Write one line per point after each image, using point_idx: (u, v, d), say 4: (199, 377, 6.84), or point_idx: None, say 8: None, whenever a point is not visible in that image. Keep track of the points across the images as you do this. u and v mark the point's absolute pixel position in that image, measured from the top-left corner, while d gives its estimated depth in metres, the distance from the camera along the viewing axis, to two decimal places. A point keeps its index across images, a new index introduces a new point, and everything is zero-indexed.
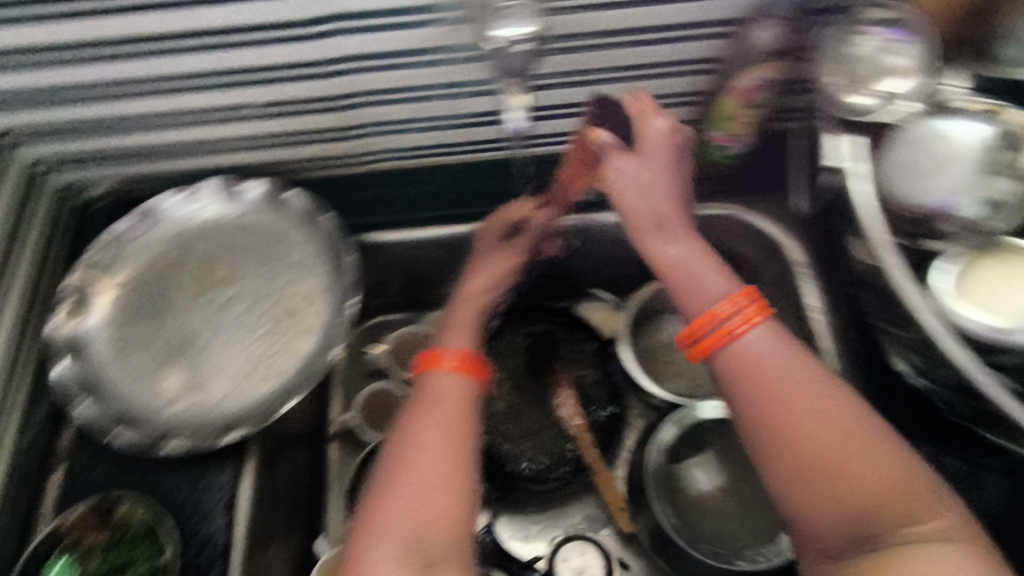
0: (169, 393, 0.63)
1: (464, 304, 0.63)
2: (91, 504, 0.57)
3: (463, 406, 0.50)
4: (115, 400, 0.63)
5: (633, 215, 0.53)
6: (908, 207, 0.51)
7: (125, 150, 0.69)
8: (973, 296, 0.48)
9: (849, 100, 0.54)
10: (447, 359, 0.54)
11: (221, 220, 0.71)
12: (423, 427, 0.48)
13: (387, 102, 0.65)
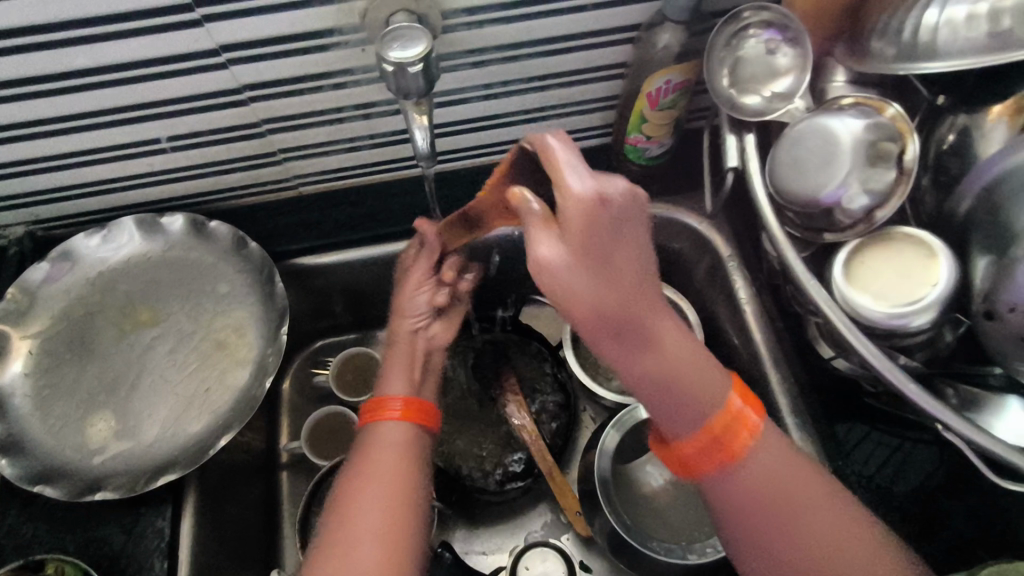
0: (98, 440, 0.62)
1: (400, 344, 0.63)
2: (16, 565, 0.54)
3: (405, 454, 0.54)
4: (40, 453, 0.60)
5: (582, 319, 0.47)
6: (800, 203, 0.52)
7: (34, 191, 0.67)
8: (868, 287, 0.50)
9: (744, 101, 0.56)
10: (392, 405, 0.57)
11: (143, 257, 0.70)
12: (368, 475, 0.52)
13: (301, 126, 0.64)
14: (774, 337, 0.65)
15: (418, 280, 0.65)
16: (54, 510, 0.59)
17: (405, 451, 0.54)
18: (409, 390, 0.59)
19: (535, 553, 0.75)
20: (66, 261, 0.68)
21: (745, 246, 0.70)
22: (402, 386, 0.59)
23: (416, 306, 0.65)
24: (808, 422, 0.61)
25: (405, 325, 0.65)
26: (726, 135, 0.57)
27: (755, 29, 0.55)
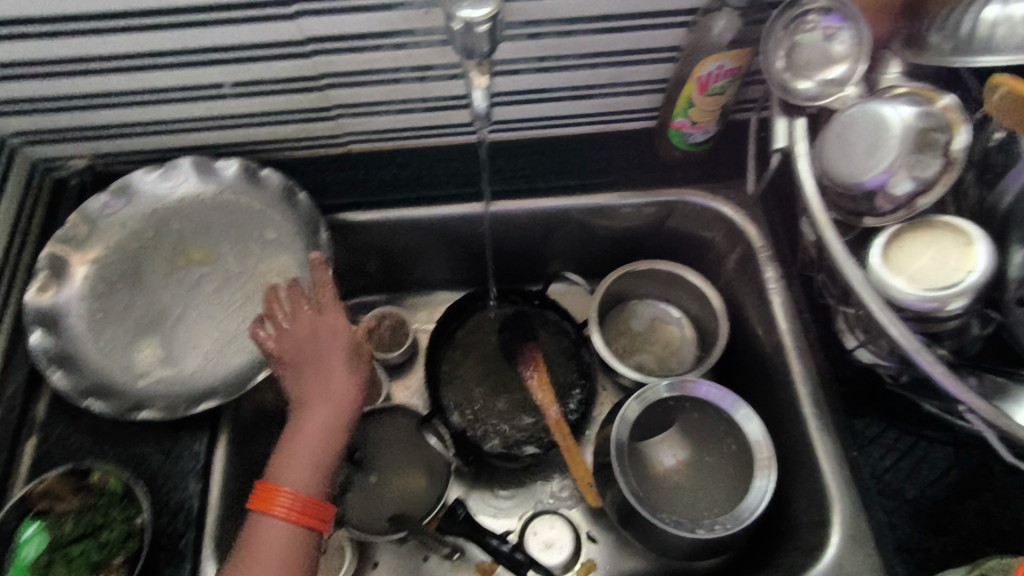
0: (144, 365, 0.65)
1: (305, 436, 0.55)
2: (64, 471, 0.57)
3: (285, 563, 0.49)
4: (90, 372, 0.64)
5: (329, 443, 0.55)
6: (846, 185, 0.53)
7: (99, 125, 0.70)
8: (903, 271, 0.51)
9: (796, 86, 0.58)
10: (281, 500, 0.51)
11: (197, 198, 0.72)
12: (255, 567, 0.49)
13: (358, 84, 0.67)
14: (799, 328, 0.67)
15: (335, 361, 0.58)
16: (99, 425, 0.62)
17: (285, 559, 0.49)
18: (305, 483, 0.53)
19: (545, 520, 0.77)
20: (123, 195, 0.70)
21: (780, 238, 0.71)
22: (299, 476, 0.53)
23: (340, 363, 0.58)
24: (824, 412, 0.63)
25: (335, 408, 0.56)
26: (778, 118, 0.59)
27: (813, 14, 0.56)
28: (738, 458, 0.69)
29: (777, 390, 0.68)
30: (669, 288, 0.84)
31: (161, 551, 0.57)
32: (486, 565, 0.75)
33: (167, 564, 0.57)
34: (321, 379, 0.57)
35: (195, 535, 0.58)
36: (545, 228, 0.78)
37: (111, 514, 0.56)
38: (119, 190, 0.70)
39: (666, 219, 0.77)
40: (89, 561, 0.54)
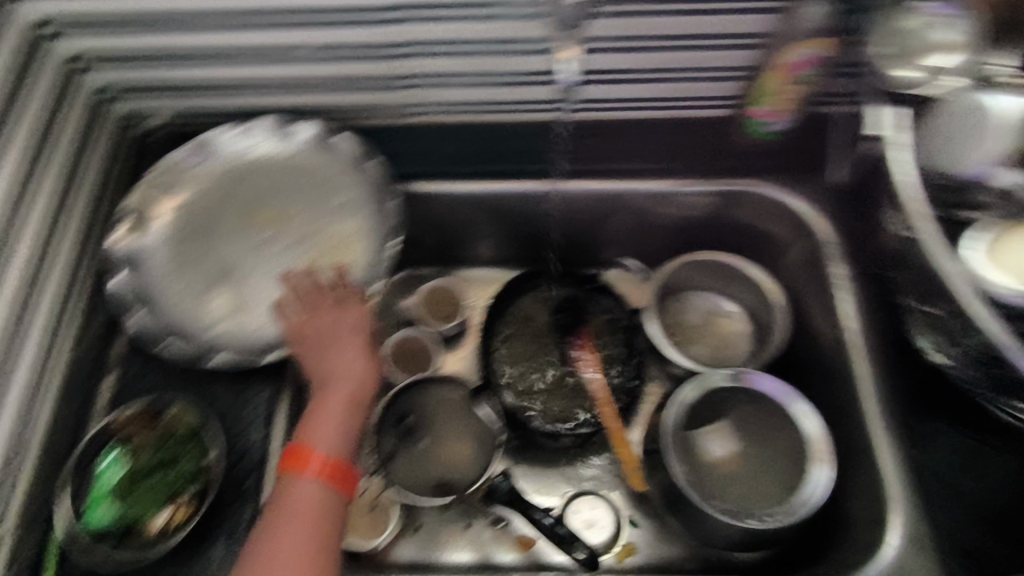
0: (217, 313, 0.68)
1: (333, 411, 0.58)
2: (143, 404, 0.61)
3: (319, 514, 0.51)
4: (168, 315, 0.67)
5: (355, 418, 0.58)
6: (948, 173, 0.60)
7: (183, 83, 0.72)
8: (1002, 261, 0.55)
9: (896, 74, 0.58)
10: (313, 460, 0.54)
11: (273, 159, 0.74)
12: (288, 521, 0.51)
13: (436, 55, 0.67)
14: (865, 327, 0.66)
15: (352, 341, 0.63)
16: None
17: (319, 512, 0.52)
18: (337, 445, 0.55)
19: (589, 500, 0.78)
20: (203, 151, 0.71)
21: (850, 235, 0.70)
22: (332, 439, 0.55)
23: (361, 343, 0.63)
24: (886, 411, 0.62)
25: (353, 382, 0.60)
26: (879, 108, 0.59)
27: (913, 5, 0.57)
28: (789, 453, 0.68)
29: (837, 387, 0.67)
30: (725, 281, 0.82)
31: (228, 490, 0.60)
32: (528, 540, 0.75)
33: (234, 502, 0.59)
34: (344, 360, 0.61)
35: (258, 478, 0.61)
36: (613, 212, 0.78)
37: (183, 450, 0.59)
38: (200, 145, 0.71)
39: (732, 209, 0.76)
40: (166, 489, 0.58)
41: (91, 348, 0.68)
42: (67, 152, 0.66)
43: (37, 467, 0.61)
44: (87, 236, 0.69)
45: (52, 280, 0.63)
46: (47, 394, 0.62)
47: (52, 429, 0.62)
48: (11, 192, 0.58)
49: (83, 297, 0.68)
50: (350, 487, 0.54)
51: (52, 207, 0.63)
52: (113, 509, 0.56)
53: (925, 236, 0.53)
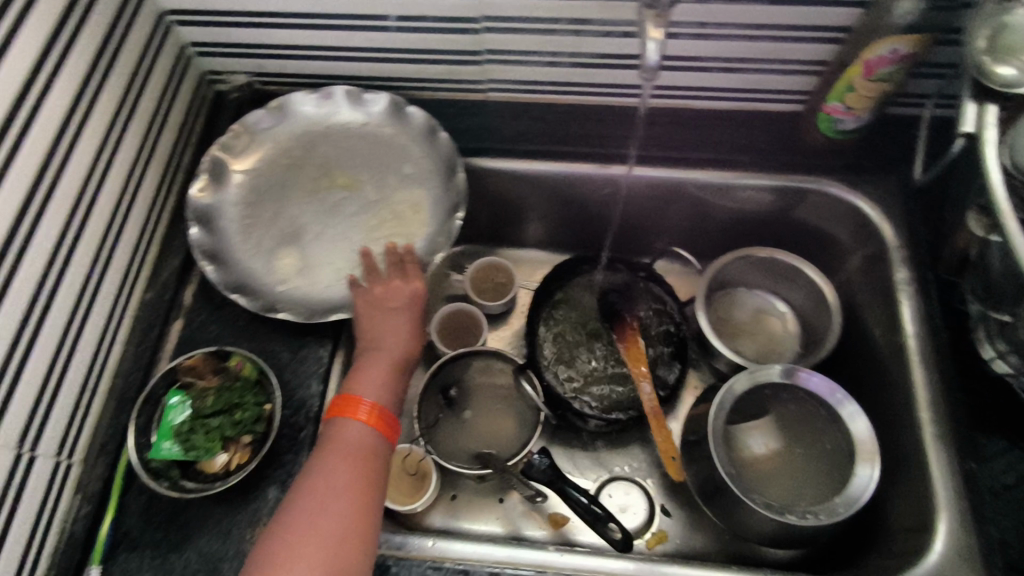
0: (283, 272, 0.71)
1: (381, 375, 0.59)
2: (210, 351, 0.63)
3: (366, 457, 0.53)
4: (237, 270, 0.69)
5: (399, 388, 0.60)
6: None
7: (266, 46, 0.75)
8: None
9: (999, 71, 0.55)
10: (362, 408, 0.56)
11: (346, 125, 0.76)
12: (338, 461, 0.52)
13: (514, 32, 0.69)
14: (927, 333, 0.64)
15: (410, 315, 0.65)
16: (236, 319, 0.68)
17: (366, 455, 0.53)
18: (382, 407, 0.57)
19: (622, 486, 0.79)
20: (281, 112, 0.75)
21: (917, 241, 0.69)
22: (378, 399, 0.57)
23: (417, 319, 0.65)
24: (942, 421, 0.61)
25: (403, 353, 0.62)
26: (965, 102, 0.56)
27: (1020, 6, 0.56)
28: (834, 454, 0.68)
29: (891, 392, 0.66)
30: (777, 281, 0.81)
31: (282, 439, 0.62)
32: (559, 519, 0.76)
33: (288, 451, 0.62)
34: (399, 331, 0.63)
35: (312, 430, 0.63)
36: (673, 203, 0.77)
37: (245, 397, 0.61)
38: (278, 108, 0.74)
39: (792, 208, 0.75)
40: (223, 435, 0.60)
41: (162, 292, 0.71)
42: (151, 105, 0.70)
43: (108, 398, 0.65)
44: (161, 185, 0.72)
45: (128, 225, 0.67)
46: (120, 330, 0.67)
47: (122, 364, 0.66)
48: (101, 137, 0.62)
49: (155, 243, 0.72)
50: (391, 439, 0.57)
51: (133, 157, 0.67)
52: (172, 449, 0.58)
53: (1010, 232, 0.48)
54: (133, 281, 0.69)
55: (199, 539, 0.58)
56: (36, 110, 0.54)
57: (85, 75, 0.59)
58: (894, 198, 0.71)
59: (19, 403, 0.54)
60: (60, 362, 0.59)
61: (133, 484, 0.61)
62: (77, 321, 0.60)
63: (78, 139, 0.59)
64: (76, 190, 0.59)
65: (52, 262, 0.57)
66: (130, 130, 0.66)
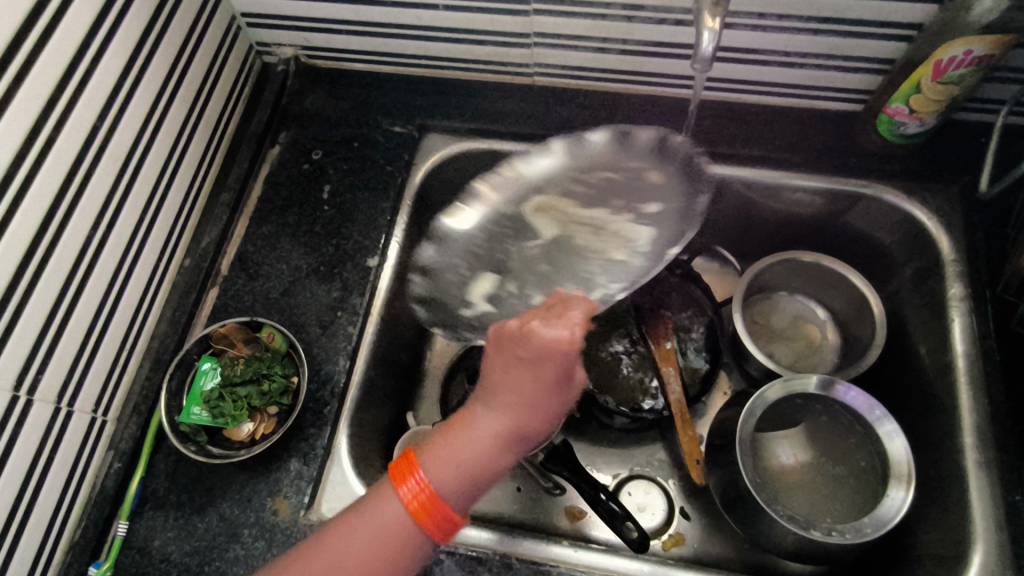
0: (476, 294, 0.69)
1: (462, 445, 0.49)
2: (242, 321, 0.64)
3: (398, 528, 0.47)
4: (442, 288, 0.69)
5: (478, 466, 0.49)
6: None
7: (315, 18, 0.75)
8: None
9: None
10: (411, 483, 0.48)
11: (604, 163, 0.72)
12: (368, 519, 0.48)
13: (564, 15, 0.67)
14: (978, 355, 0.61)
15: (538, 377, 0.49)
16: (268, 291, 0.69)
17: (398, 529, 0.47)
18: (441, 485, 0.48)
19: (642, 484, 0.77)
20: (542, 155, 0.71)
21: (979, 255, 0.65)
22: (440, 474, 0.48)
23: (542, 387, 0.49)
24: (988, 449, 0.58)
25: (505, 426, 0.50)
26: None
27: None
28: (867, 472, 0.65)
29: (935, 414, 0.63)
30: (821, 288, 0.78)
31: (307, 413, 0.63)
32: (577, 511, 0.75)
33: (312, 425, 0.62)
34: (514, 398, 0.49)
35: (337, 406, 0.63)
36: (717, 201, 0.75)
37: (273, 368, 0.62)
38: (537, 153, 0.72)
39: (842, 212, 0.72)
40: (250, 405, 0.61)
41: (200, 260, 0.72)
42: (199, 75, 0.70)
43: (143, 360, 0.66)
44: (205, 152, 0.73)
45: (172, 192, 0.68)
46: (157, 293, 0.68)
47: (158, 328, 0.68)
48: (150, 106, 0.63)
49: (196, 211, 0.73)
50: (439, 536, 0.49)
51: (179, 125, 0.68)
52: (202, 414, 0.60)
53: None
54: (173, 246, 0.70)
55: (221, 504, 0.59)
56: (90, 73, 0.55)
57: (138, 42, 0.60)
58: (952, 208, 0.67)
59: (60, 359, 0.55)
60: (100, 322, 0.60)
61: (161, 445, 0.63)
62: (117, 284, 0.62)
63: (129, 106, 0.60)
64: (124, 154, 0.60)
65: (98, 225, 0.58)
66: (178, 99, 0.67)
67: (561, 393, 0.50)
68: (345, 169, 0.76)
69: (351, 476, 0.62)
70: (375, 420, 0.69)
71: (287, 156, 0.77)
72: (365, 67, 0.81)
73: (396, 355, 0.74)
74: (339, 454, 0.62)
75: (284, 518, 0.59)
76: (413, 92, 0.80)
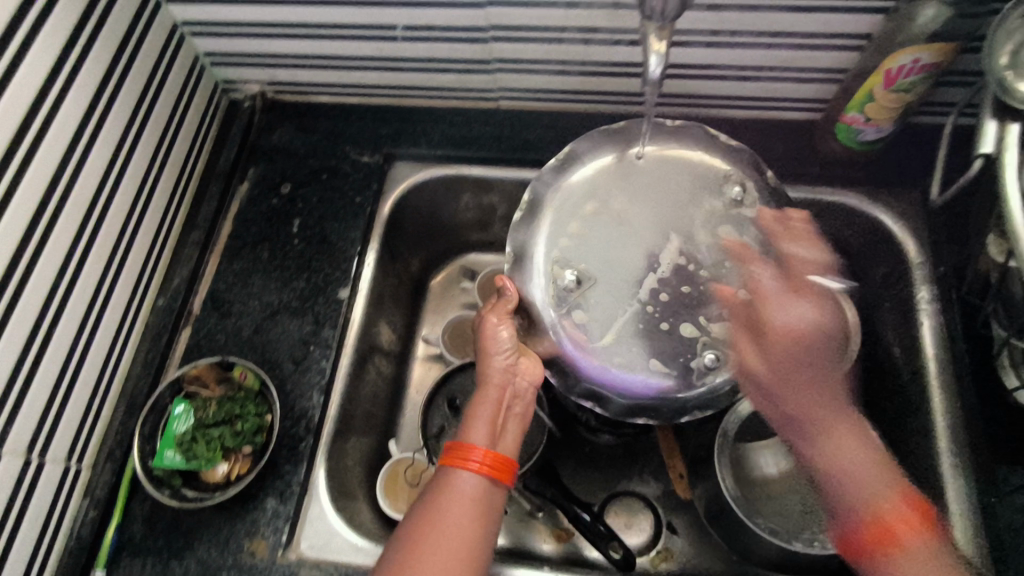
0: (604, 321, 0.65)
1: (476, 408, 0.59)
2: (213, 360, 0.63)
3: (480, 489, 0.54)
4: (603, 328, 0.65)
5: (485, 414, 0.58)
6: None
7: (276, 55, 0.75)
8: None
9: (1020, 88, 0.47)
10: (474, 455, 0.54)
11: (584, 188, 0.70)
12: (450, 497, 0.52)
13: (522, 41, 0.67)
14: (948, 357, 0.61)
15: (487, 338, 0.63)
16: (240, 328, 0.69)
17: (479, 490, 0.54)
18: (480, 436, 0.56)
19: (627, 502, 0.76)
20: (521, 270, 0.68)
21: (942, 258, 0.65)
22: (475, 431, 0.57)
23: (492, 339, 0.62)
24: (961, 452, 0.58)
25: (484, 383, 0.60)
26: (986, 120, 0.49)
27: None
28: None
29: (909, 417, 0.63)
30: None
31: (283, 450, 0.63)
32: (563, 532, 0.74)
33: (287, 463, 0.62)
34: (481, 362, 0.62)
35: (312, 442, 0.63)
36: None
37: (246, 407, 0.62)
38: (514, 262, 0.68)
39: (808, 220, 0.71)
40: (223, 446, 0.61)
41: (173, 300, 0.72)
42: (164, 115, 0.71)
43: (117, 404, 0.66)
44: (173, 191, 0.73)
45: (140, 234, 0.68)
46: (129, 338, 0.68)
47: (130, 371, 0.68)
48: (113, 150, 0.63)
49: (166, 252, 0.73)
50: (512, 472, 0.55)
51: (145, 167, 0.68)
52: (175, 458, 0.59)
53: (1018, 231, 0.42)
54: (144, 289, 0.70)
55: (198, 547, 0.59)
56: (47, 125, 0.55)
57: (98, 88, 0.61)
58: (915, 213, 0.68)
59: (29, 412, 0.55)
60: (69, 371, 0.60)
61: (138, 490, 0.62)
62: (86, 330, 0.62)
63: (90, 152, 0.60)
64: (88, 200, 0.60)
65: (63, 273, 0.58)
66: (142, 142, 0.67)
67: (498, 335, 0.62)
68: (315, 202, 0.76)
69: (329, 510, 0.61)
70: (353, 451, 0.69)
71: (256, 191, 0.77)
72: (331, 99, 0.82)
73: (373, 384, 0.74)
74: (317, 489, 0.62)
75: (262, 558, 0.59)
76: (379, 121, 0.80)
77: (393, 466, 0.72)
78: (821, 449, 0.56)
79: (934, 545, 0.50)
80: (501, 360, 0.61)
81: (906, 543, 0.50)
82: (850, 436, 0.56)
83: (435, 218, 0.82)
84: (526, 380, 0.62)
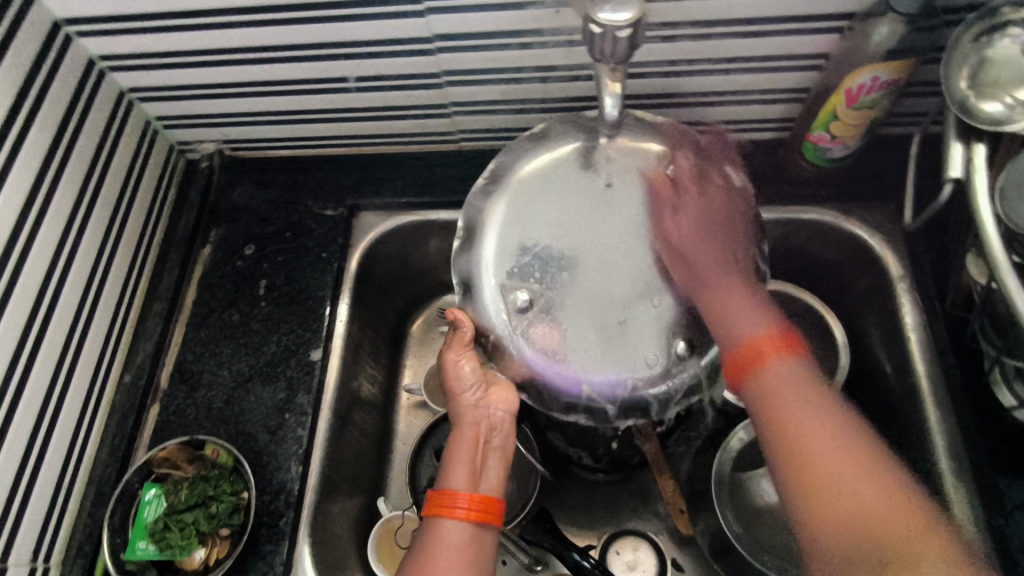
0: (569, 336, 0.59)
1: (455, 452, 0.56)
2: (183, 441, 0.61)
3: (469, 534, 0.52)
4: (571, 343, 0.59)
5: (466, 457, 0.56)
6: None
7: (230, 114, 0.74)
8: None
9: (984, 107, 0.48)
10: (459, 501, 0.52)
11: (522, 192, 0.63)
12: (440, 546, 0.50)
13: (478, 83, 0.66)
14: (938, 372, 0.60)
15: (455, 377, 0.60)
16: (211, 402, 0.67)
17: (468, 535, 0.52)
18: (463, 480, 0.54)
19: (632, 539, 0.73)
20: (473, 299, 0.61)
21: (923, 270, 0.64)
22: (458, 475, 0.54)
23: (459, 378, 0.60)
24: (963, 471, 0.56)
25: (459, 423, 0.58)
26: (952, 142, 0.49)
27: (1016, 28, 0.48)
28: None
29: (904, 436, 0.62)
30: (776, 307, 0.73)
31: (263, 528, 0.60)
32: None
33: (268, 541, 0.60)
34: (454, 402, 0.60)
35: (293, 517, 0.61)
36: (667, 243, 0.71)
37: (221, 486, 0.60)
38: (465, 290, 0.61)
39: (786, 238, 0.70)
40: (198, 530, 0.58)
41: (139, 375, 0.69)
42: (116, 186, 0.68)
43: (85, 492, 0.63)
44: (132, 262, 0.71)
45: (97, 314, 0.65)
46: (94, 421, 0.65)
47: (98, 456, 0.65)
48: (63, 229, 0.61)
49: (128, 326, 0.70)
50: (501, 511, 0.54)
51: (99, 243, 0.66)
52: (148, 548, 0.57)
53: (998, 256, 0.42)
54: (107, 368, 0.67)
55: None
56: None
57: (40, 169, 0.58)
58: (891, 226, 0.67)
59: None
60: (29, 467, 0.57)
61: None
62: (45, 419, 0.59)
63: (37, 235, 0.58)
64: (36, 288, 0.58)
65: (14, 367, 0.55)
66: (94, 217, 0.65)
67: (465, 372, 0.60)
68: (282, 261, 0.74)
69: None
70: (341, 518, 0.66)
71: (219, 254, 0.75)
72: (290, 152, 0.80)
73: (356, 442, 0.71)
74: (302, 567, 0.59)
75: None
76: (341, 171, 0.79)
77: (384, 524, 0.68)
78: (699, 273, 0.59)
79: (793, 370, 0.52)
80: (472, 397, 0.59)
81: (773, 368, 0.52)
82: (729, 292, 0.58)
83: (406, 264, 0.80)
84: (500, 411, 0.59)
